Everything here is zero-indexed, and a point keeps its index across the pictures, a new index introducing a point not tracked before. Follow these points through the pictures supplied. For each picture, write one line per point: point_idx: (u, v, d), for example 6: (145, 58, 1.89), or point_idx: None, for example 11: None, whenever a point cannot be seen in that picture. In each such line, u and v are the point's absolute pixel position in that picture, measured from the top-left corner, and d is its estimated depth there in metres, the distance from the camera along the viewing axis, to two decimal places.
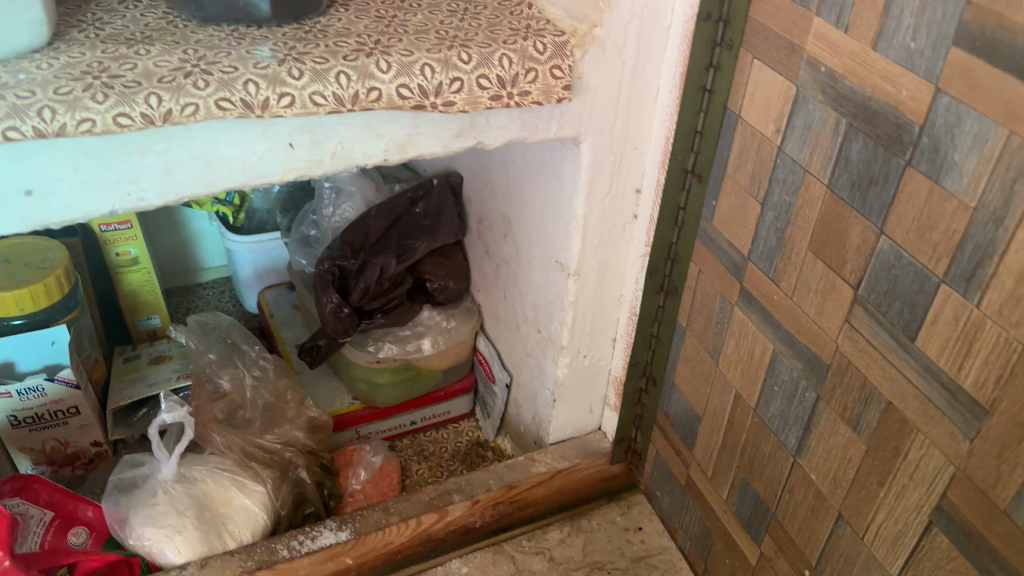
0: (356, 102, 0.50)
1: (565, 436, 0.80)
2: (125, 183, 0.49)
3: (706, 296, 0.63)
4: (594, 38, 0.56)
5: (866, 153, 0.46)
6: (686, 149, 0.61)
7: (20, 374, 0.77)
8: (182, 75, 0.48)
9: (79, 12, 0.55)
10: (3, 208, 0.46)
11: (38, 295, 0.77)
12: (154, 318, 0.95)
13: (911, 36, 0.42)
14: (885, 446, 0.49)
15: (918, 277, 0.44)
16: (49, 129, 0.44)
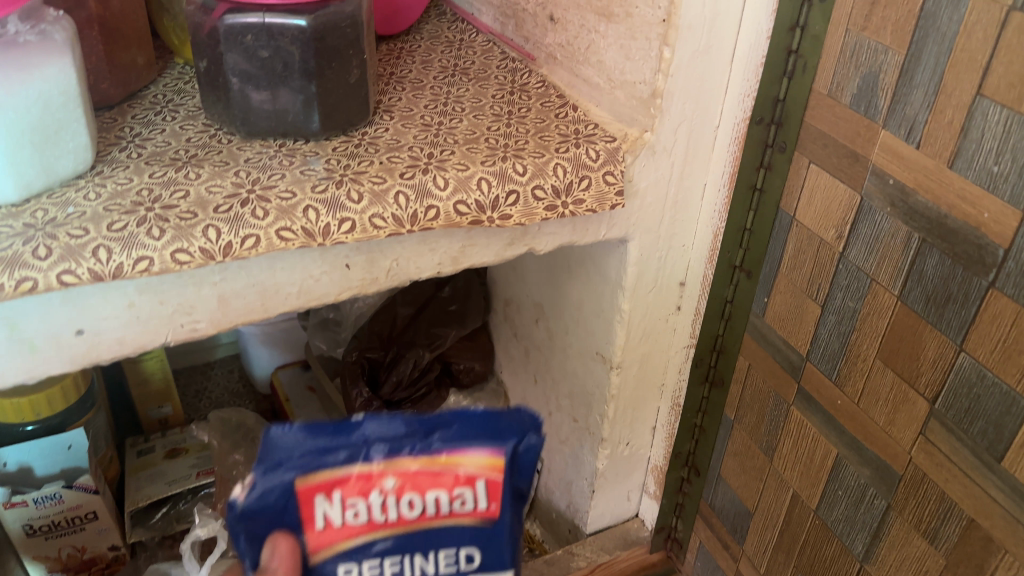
0: (415, 222, 0.49)
1: (603, 525, 0.79)
2: (179, 315, 0.47)
3: (757, 392, 0.62)
4: (645, 143, 0.55)
5: (942, 270, 0.46)
6: (733, 245, 0.60)
7: (37, 480, 0.74)
8: (238, 203, 0.46)
9: (116, 127, 0.54)
10: (52, 349, 0.44)
11: (54, 398, 0.74)
12: (165, 407, 0.92)
13: (994, 159, 0.42)
14: (967, 563, 0.47)
15: (1004, 399, 0.44)
16: (105, 270, 0.42)
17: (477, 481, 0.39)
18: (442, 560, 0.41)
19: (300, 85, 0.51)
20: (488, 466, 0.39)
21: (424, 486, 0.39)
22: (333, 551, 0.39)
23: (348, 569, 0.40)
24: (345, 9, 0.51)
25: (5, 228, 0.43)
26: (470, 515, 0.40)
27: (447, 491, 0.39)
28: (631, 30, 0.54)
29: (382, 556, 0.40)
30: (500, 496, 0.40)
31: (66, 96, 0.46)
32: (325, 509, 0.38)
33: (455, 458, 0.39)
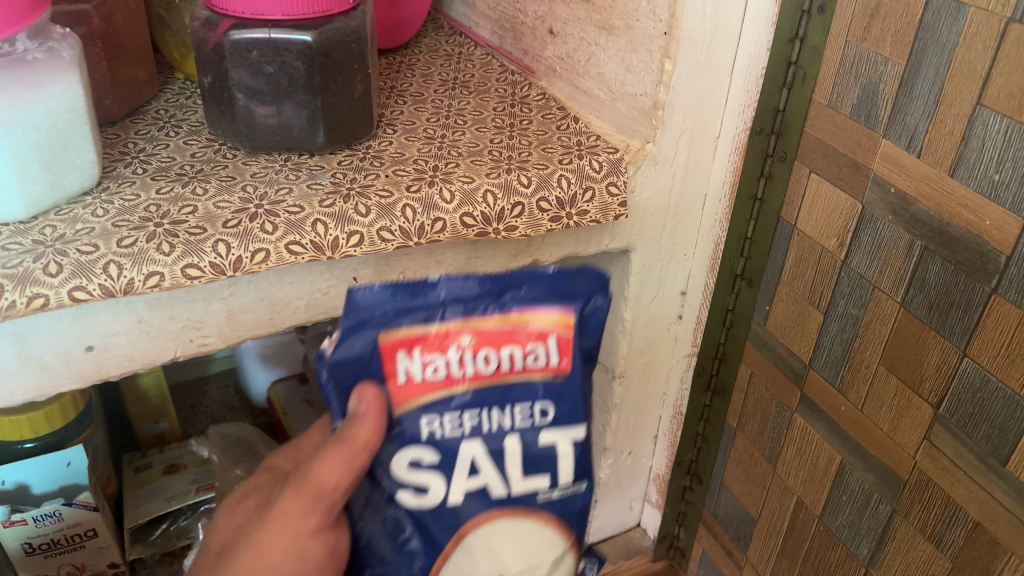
0: (422, 235, 0.49)
1: (605, 535, 0.78)
2: (188, 330, 0.47)
3: (761, 399, 0.63)
4: (647, 154, 0.55)
5: (945, 277, 0.46)
6: (735, 255, 0.61)
7: (35, 497, 0.73)
8: (247, 218, 0.46)
9: (120, 143, 0.54)
10: (62, 366, 0.44)
11: (54, 417, 0.73)
12: (162, 422, 0.91)
13: (995, 167, 0.42)
14: (973, 567, 0.48)
15: (1008, 403, 0.44)
16: (116, 285, 0.42)
17: (550, 337, 0.35)
18: (517, 416, 0.36)
19: (305, 99, 0.51)
20: (561, 323, 0.35)
21: (498, 340, 0.35)
22: (415, 404, 0.34)
23: (429, 424, 0.35)
24: (350, 24, 0.51)
25: (14, 245, 0.43)
26: (544, 373, 0.36)
27: (522, 347, 0.35)
28: (632, 43, 0.54)
29: (458, 404, 0.35)
30: (573, 352, 0.36)
31: (73, 113, 0.46)
32: (407, 365, 0.34)
33: (526, 315, 0.35)
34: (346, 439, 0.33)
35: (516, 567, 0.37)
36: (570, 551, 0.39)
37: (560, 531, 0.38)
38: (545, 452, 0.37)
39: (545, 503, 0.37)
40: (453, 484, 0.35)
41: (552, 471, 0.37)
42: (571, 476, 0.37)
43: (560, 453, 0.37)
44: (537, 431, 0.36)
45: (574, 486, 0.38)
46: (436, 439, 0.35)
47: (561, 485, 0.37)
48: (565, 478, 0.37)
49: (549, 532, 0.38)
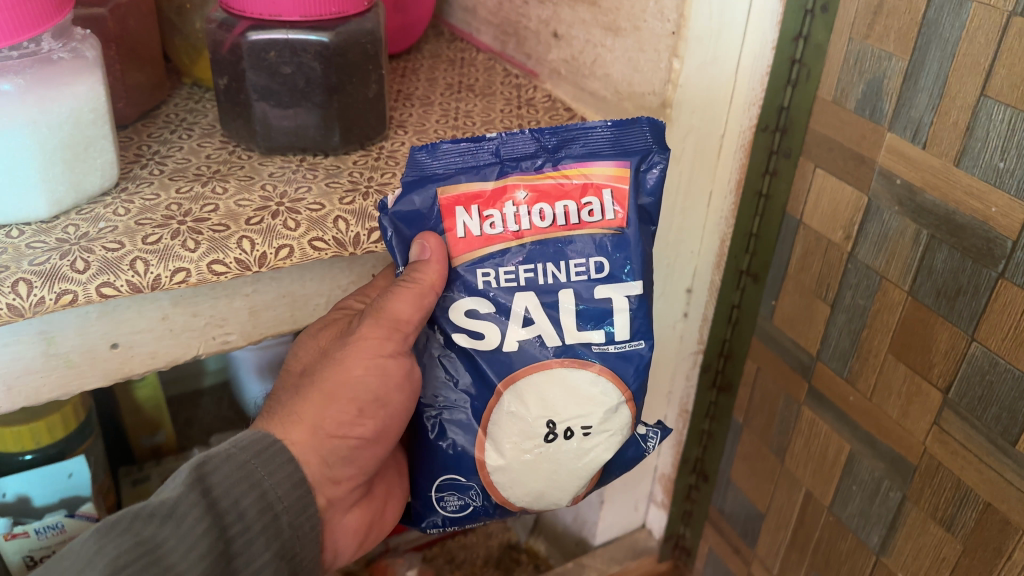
0: None
1: (611, 536, 0.79)
2: (211, 327, 0.47)
3: (768, 393, 0.64)
4: None
5: (952, 264, 0.48)
6: (740, 252, 0.62)
7: (36, 510, 0.70)
8: (269, 215, 0.46)
9: (135, 146, 0.54)
10: (87, 364, 0.44)
11: (54, 427, 0.71)
12: (159, 434, 0.88)
13: (999, 155, 0.44)
14: (985, 547, 0.49)
15: (1017, 384, 0.45)
16: (143, 281, 0.42)
17: (604, 190, 0.41)
18: (572, 270, 0.41)
19: (321, 100, 0.51)
20: (615, 176, 0.41)
21: (552, 195, 0.41)
22: (474, 256, 0.41)
23: (486, 275, 0.41)
24: (364, 25, 0.52)
25: (39, 244, 0.43)
26: (600, 225, 0.41)
27: (576, 201, 0.41)
28: (639, 43, 0.54)
29: (518, 249, 0.41)
30: (615, 202, 0.41)
31: (95, 113, 0.46)
32: (465, 220, 0.41)
33: (582, 169, 0.41)
34: (411, 278, 0.40)
35: (567, 412, 0.42)
36: (627, 403, 0.42)
37: (620, 377, 0.42)
38: (602, 305, 0.41)
39: (600, 355, 0.42)
40: (510, 326, 0.41)
41: (609, 325, 0.42)
42: (626, 331, 0.42)
43: (615, 306, 0.42)
44: (591, 283, 0.41)
45: (631, 343, 0.42)
46: (491, 289, 0.41)
47: (618, 341, 0.42)
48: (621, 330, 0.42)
49: (601, 379, 0.42)
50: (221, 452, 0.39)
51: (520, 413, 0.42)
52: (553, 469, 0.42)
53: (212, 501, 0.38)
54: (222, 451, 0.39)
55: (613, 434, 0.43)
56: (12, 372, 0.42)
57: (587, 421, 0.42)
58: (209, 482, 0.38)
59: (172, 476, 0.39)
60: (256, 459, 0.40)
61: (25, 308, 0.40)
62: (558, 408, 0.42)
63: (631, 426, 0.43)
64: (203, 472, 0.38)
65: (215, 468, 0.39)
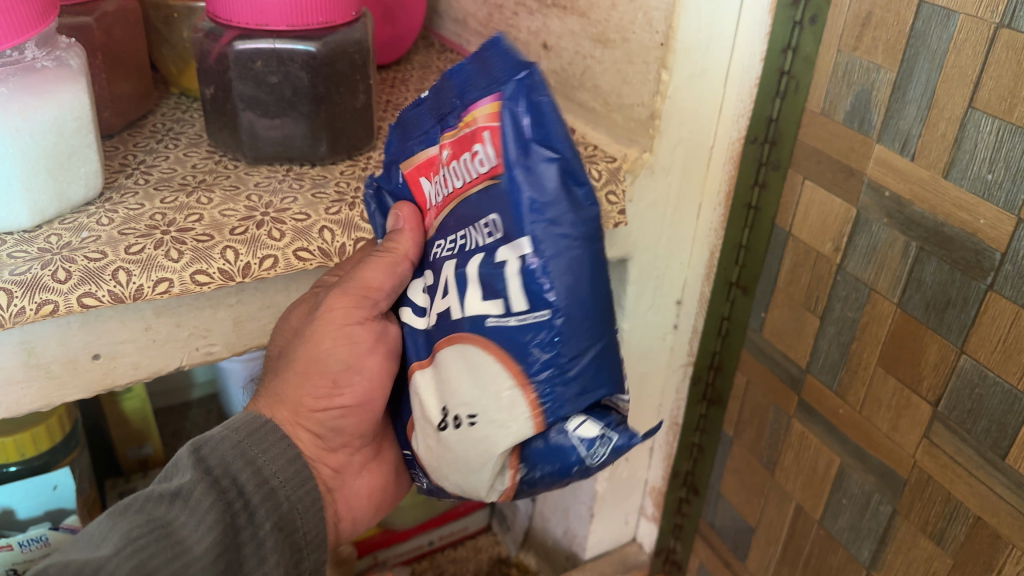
0: None
1: (601, 550, 0.78)
2: (195, 338, 0.47)
3: (757, 406, 0.64)
4: (644, 163, 0.55)
5: (941, 276, 0.47)
6: (730, 263, 0.63)
7: (20, 523, 0.69)
8: (254, 225, 0.46)
9: (120, 155, 0.53)
10: (69, 374, 0.44)
11: (40, 438, 0.70)
12: (146, 446, 0.86)
13: (988, 167, 0.43)
14: (975, 561, 0.48)
15: (1006, 397, 0.45)
16: (125, 291, 0.42)
17: (485, 132, 0.36)
18: (483, 233, 0.36)
19: (308, 109, 0.51)
20: (492, 114, 0.35)
21: (462, 147, 0.37)
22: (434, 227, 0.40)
23: (439, 246, 0.39)
24: (352, 34, 0.52)
25: (21, 254, 0.43)
26: (489, 174, 0.36)
27: (472, 151, 0.37)
28: (628, 54, 0.54)
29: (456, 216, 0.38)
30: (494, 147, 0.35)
31: (79, 122, 0.45)
32: (428, 188, 0.41)
33: (473, 115, 0.36)
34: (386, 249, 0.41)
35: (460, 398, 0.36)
36: (517, 386, 0.34)
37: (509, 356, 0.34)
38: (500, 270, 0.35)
39: (495, 330, 0.35)
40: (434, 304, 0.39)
41: (506, 293, 0.35)
42: (521, 297, 0.34)
43: (510, 270, 0.34)
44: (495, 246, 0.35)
45: (532, 313, 0.34)
46: (440, 259, 0.39)
47: (517, 311, 0.34)
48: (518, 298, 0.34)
49: (489, 358, 0.35)
50: (217, 436, 0.41)
51: (428, 392, 0.39)
52: (455, 459, 0.37)
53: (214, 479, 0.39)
54: (219, 435, 0.41)
55: (505, 425, 0.35)
56: None
57: (472, 408, 0.36)
58: (209, 462, 0.40)
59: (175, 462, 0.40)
60: (249, 439, 0.41)
61: (5, 318, 0.39)
62: (450, 393, 0.37)
63: (529, 416, 0.34)
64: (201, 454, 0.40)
65: (212, 449, 0.40)
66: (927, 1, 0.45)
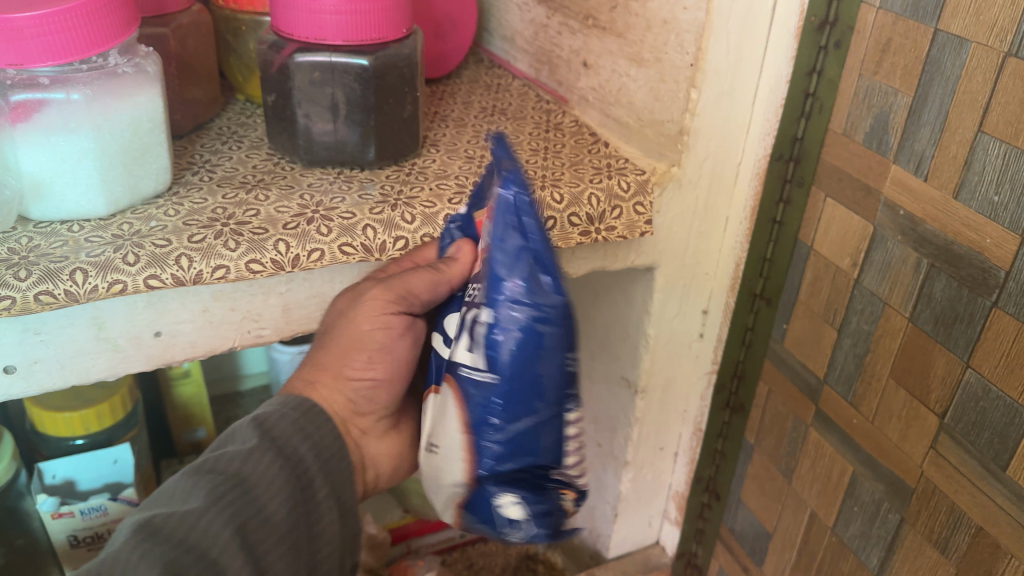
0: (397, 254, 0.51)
1: (626, 550, 0.80)
2: (248, 322, 0.51)
3: (777, 414, 0.66)
4: (672, 176, 0.59)
5: (950, 292, 0.49)
6: (755, 274, 0.65)
7: (80, 493, 0.74)
8: (305, 221, 0.50)
9: (187, 155, 0.58)
10: (132, 349, 0.49)
11: (102, 414, 0.75)
12: (199, 430, 0.90)
13: (995, 189, 0.45)
14: (977, 569, 0.50)
15: (1008, 410, 0.47)
16: (186, 276, 0.46)
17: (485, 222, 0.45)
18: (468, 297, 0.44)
19: (360, 118, 0.55)
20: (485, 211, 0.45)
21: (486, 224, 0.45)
22: (459, 276, 0.47)
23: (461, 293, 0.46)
24: (402, 50, 0.55)
25: (97, 239, 0.48)
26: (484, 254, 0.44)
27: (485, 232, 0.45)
28: (660, 73, 0.57)
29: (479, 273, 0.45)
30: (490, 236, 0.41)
31: (153, 122, 0.51)
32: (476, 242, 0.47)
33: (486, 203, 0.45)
34: (438, 270, 0.47)
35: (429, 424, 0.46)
36: (461, 434, 0.43)
37: (462, 400, 0.42)
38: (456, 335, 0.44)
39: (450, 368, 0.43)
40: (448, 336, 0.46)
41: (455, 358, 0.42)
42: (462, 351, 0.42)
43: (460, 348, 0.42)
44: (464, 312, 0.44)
45: (472, 369, 0.41)
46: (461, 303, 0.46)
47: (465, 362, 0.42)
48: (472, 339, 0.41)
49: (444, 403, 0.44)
50: (272, 410, 0.46)
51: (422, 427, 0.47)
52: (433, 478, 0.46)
53: (280, 450, 0.43)
54: (275, 411, 0.45)
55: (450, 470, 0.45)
56: (65, 353, 0.47)
57: (433, 438, 0.45)
58: (271, 433, 0.44)
59: (234, 433, 0.44)
60: (305, 417, 0.46)
61: (80, 294, 0.44)
62: (430, 424, 0.45)
63: (464, 464, 0.44)
64: (264, 428, 0.44)
65: (273, 424, 0.45)
66: (942, 30, 0.47)
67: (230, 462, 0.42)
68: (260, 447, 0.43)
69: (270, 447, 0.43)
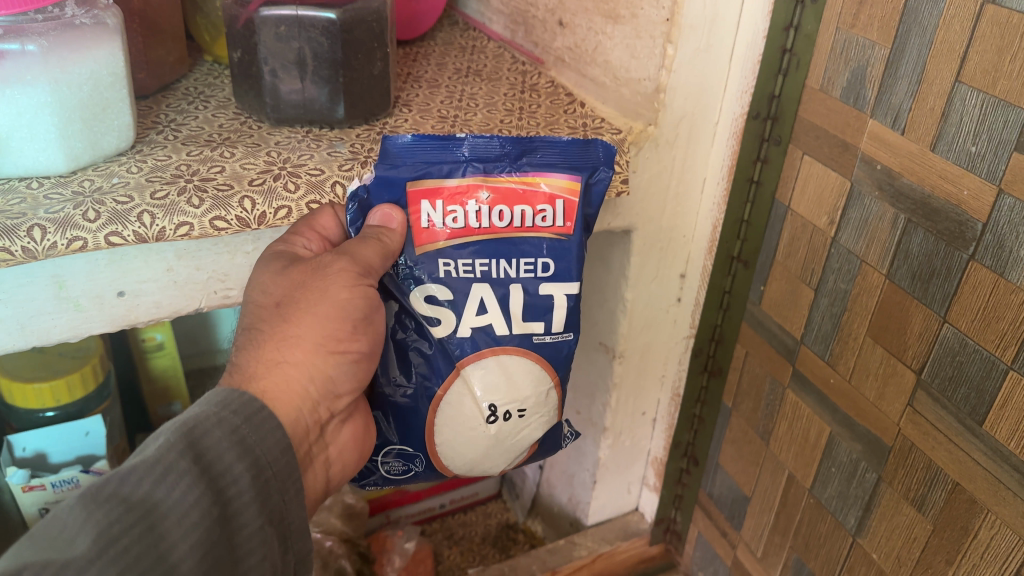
0: None
1: (604, 517, 0.83)
2: (214, 282, 0.50)
3: (755, 377, 0.66)
4: (648, 136, 0.58)
5: (927, 247, 0.49)
6: (732, 238, 0.64)
7: (52, 466, 0.71)
8: (271, 178, 0.49)
9: (153, 114, 0.57)
10: (95, 309, 0.48)
11: (73, 386, 0.72)
12: (175, 404, 0.88)
13: (972, 140, 0.45)
14: (953, 526, 0.50)
15: (984, 364, 0.46)
16: (149, 233, 0.45)
17: (557, 200, 0.49)
18: (522, 268, 0.49)
19: (328, 74, 0.53)
20: (567, 188, 0.49)
21: (512, 199, 0.48)
22: (431, 247, 0.48)
23: (444, 265, 0.48)
24: (371, 4, 0.53)
25: (56, 196, 0.46)
26: (551, 230, 0.49)
27: (531, 206, 0.48)
28: (636, 30, 0.56)
29: (475, 246, 0.48)
30: (580, 214, 0.49)
31: (114, 77, 0.49)
32: (429, 212, 0.48)
33: (540, 179, 0.48)
34: (382, 241, 0.46)
35: (512, 392, 0.50)
36: (556, 387, 0.52)
37: (546, 361, 0.51)
38: (544, 300, 0.50)
39: (538, 344, 0.50)
40: (462, 314, 0.49)
41: (547, 319, 0.50)
42: (559, 325, 0.50)
43: (556, 302, 0.50)
44: (538, 281, 0.50)
45: (563, 335, 0.51)
46: (451, 278, 0.48)
47: (554, 332, 0.50)
48: (573, 282, 0.50)
49: (535, 366, 0.50)
50: (206, 412, 0.38)
51: (468, 393, 0.50)
52: (503, 444, 0.51)
53: (204, 464, 0.36)
54: (210, 415, 0.38)
55: (532, 424, 0.51)
56: (25, 312, 0.46)
57: (523, 404, 0.50)
58: (199, 445, 0.36)
59: (156, 436, 0.37)
60: (246, 424, 0.39)
61: (38, 251, 0.43)
62: (503, 393, 0.50)
63: (558, 413, 0.53)
64: (192, 436, 0.37)
65: (205, 432, 0.37)
66: None
67: (137, 471, 0.34)
68: (180, 456, 0.35)
69: (192, 458, 0.36)
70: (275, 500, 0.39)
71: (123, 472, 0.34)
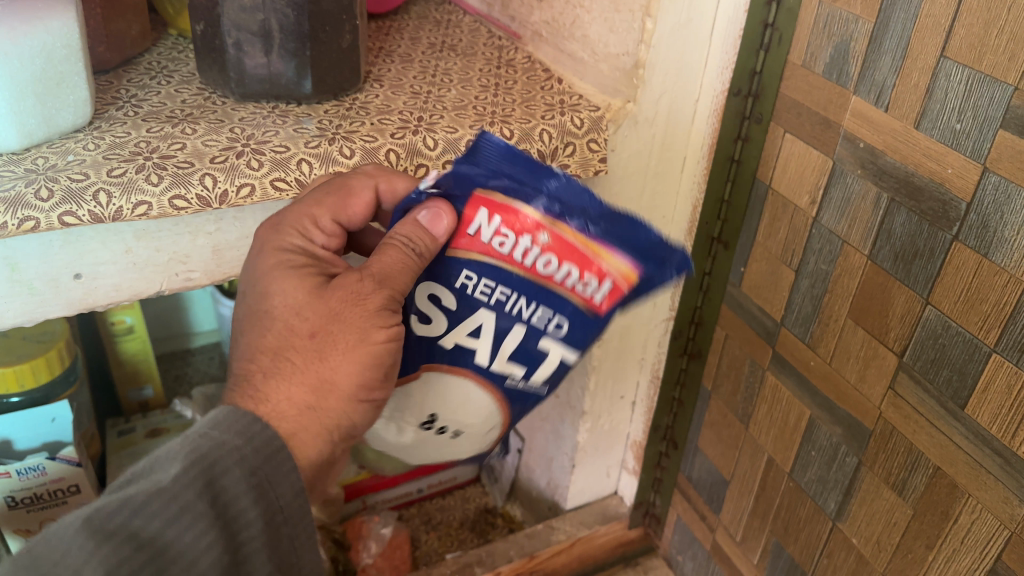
0: None
1: (582, 501, 0.82)
2: (176, 264, 0.49)
3: (735, 360, 0.65)
4: (627, 113, 0.56)
5: (910, 227, 0.48)
6: (713, 218, 0.63)
7: (18, 454, 0.68)
8: (234, 155, 0.47)
9: (113, 89, 0.55)
10: (51, 293, 0.46)
11: (39, 370, 0.69)
12: (146, 388, 0.86)
13: (957, 117, 0.43)
14: (933, 511, 0.49)
15: (967, 347, 0.45)
16: (105, 213, 0.43)
17: (606, 279, 0.39)
18: (536, 315, 0.42)
19: (294, 47, 0.51)
20: (624, 275, 0.39)
21: (566, 255, 0.39)
22: (465, 254, 0.41)
23: (466, 278, 0.42)
24: None
25: (8, 173, 0.44)
26: (583, 300, 0.40)
27: (578, 272, 0.40)
28: (615, 3, 0.55)
29: (503, 272, 0.41)
30: (621, 302, 0.41)
31: (69, 49, 0.47)
32: (482, 224, 0.40)
33: (603, 253, 0.39)
34: (408, 247, 0.39)
35: (456, 415, 0.46)
36: (500, 428, 0.48)
37: (506, 406, 0.46)
38: (539, 352, 0.43)
39: (509, 386, 0.45)
40: (456, 327, 0.43)
41: (531, 368, 0.44)
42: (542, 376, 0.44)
43: (548, 358, 0.43)
44: (542, 335, 0.42)
45: (536, 387, 0.45)
46: (464, 291, 0.42)
47: (534, 381, 0.45)
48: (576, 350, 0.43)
49: (491, 406, 0.46)
50: (229, 442, 0.37)
51: (418, 392, 0.46)
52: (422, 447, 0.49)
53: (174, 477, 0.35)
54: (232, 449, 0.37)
55: (451, 444, 0.48)
56: None
57: (460, 430, 0.47)
58: (217, 482, 0.36)
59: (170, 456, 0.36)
60: (258, 458, 0.38)
61: None
62: (446, 409, 0.46)
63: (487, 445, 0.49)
64: (212, 473, 0.36)
65: (226, 470, 0.37)
66: None
67: (151, 504, 0.34)
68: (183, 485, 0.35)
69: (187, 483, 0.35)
70: (242, 498, 0.37)
71: (138, 502, 0.34)
